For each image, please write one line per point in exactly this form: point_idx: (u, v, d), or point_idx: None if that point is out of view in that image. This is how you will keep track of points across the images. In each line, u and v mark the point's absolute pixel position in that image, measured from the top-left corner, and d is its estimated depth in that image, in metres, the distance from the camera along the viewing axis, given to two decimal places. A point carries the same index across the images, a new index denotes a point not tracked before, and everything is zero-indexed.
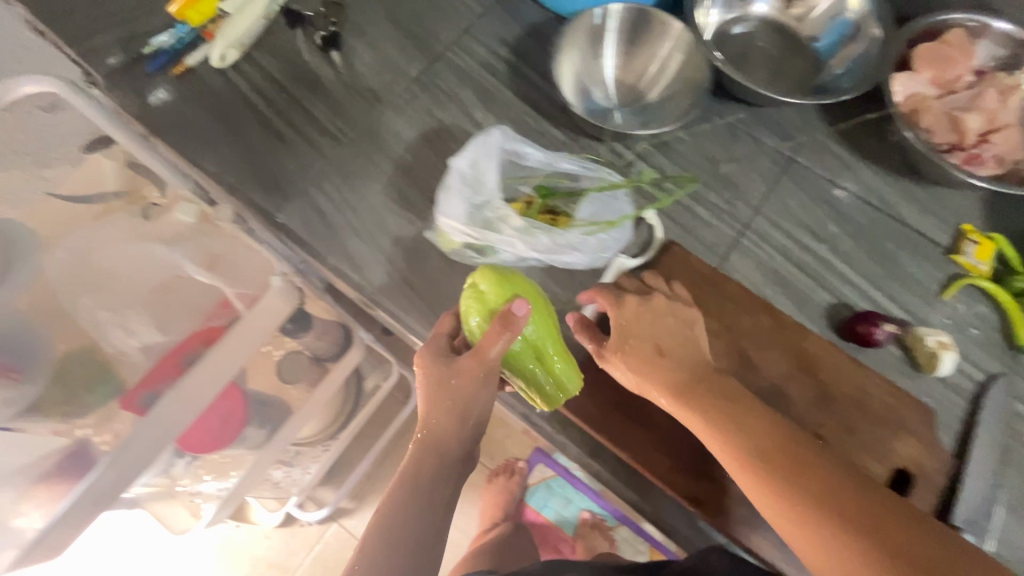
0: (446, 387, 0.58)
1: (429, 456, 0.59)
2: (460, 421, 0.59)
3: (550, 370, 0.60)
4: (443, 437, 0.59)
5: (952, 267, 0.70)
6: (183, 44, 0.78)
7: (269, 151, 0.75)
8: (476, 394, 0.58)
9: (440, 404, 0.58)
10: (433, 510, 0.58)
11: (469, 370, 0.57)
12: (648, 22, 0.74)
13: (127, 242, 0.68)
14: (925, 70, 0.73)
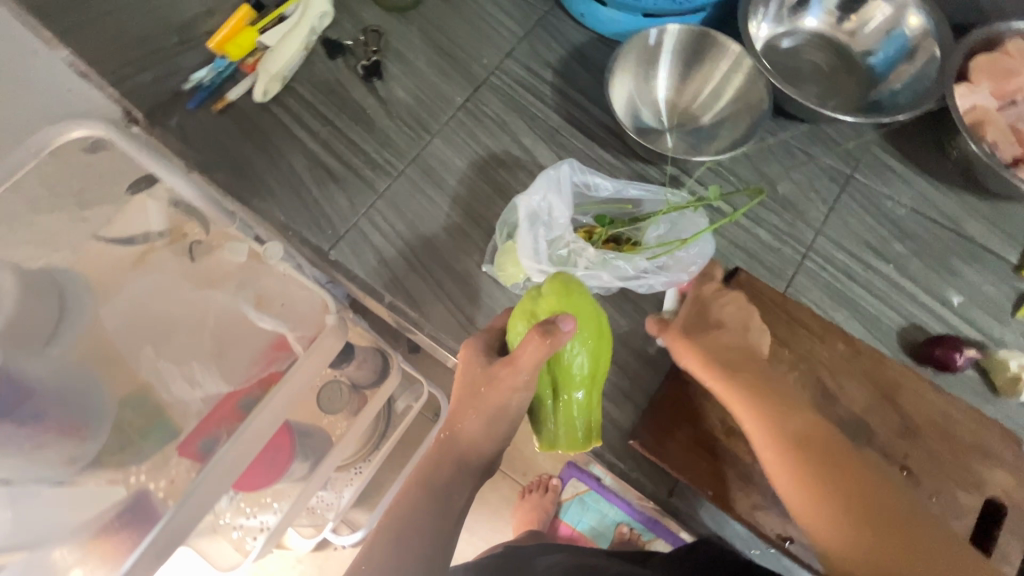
0: (484, 388, 0.51)
1: (448, 457, 0.53)
2: (494, 426, 0.53)
3: (571, 413, 0.54)
4: (469, 438, 0.53)
5: (1022, 284, 0.68)
6: (223, 77, 0.76)
7: (318, 185, 0.73)
8: (513, 399, 0.51)
9: (477, 406, 0.51)
10: (446, 519, 0.51)
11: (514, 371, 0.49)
12: (705, 43, 0.73)
13: (183, 287, 0.67)
14: (987, 81, 0.71)
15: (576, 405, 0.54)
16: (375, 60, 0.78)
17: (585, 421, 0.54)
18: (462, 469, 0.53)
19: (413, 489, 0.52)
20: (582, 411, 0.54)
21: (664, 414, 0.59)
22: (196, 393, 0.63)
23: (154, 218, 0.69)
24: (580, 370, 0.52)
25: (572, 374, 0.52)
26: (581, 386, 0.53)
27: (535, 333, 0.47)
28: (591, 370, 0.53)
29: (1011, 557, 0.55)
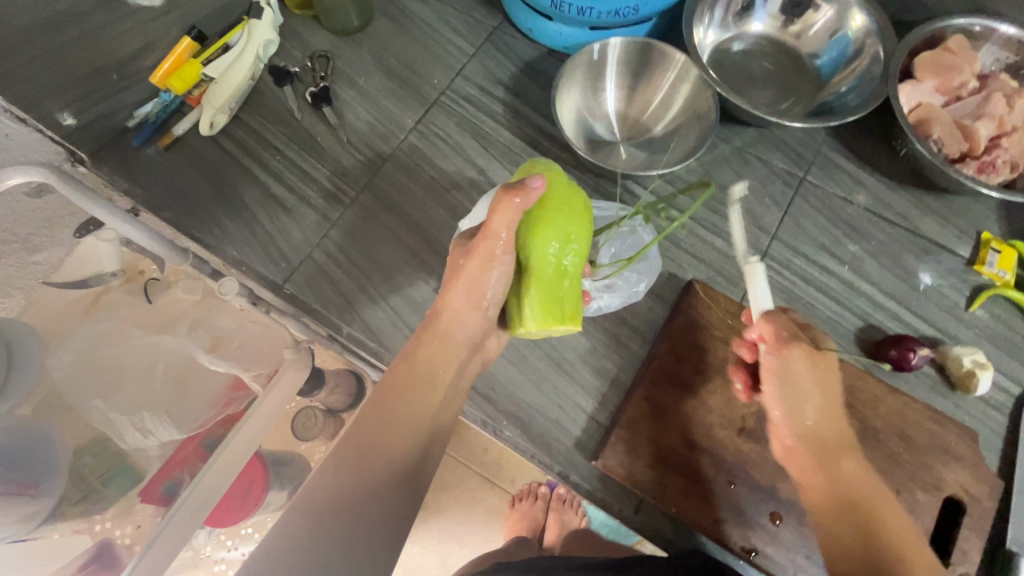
0: (412, 359, 0.54)
1: (383, 426, 0.50)
2: (427, 400, 0.54)
3: (541, 295, 0.54)
4: (402, 408, 0.52)
5: (975, 278, 0.69)
6: (168, 112, 0.77)
7: (271, 218, 0.72)
8: (438, 363, 0.55)
9: (408, 374, 0.53)
10: (375, 488, 0.47)
11: (458, 293, 0.55)
12: (649, 54, 0.72)
13: (134, 329, 0.67)
14: (931, 79, 0.72)
15: (551, 284, 0.54)
16: (323, 86, 0.77)
17: (556, 303, 0.54)
18: (397, 447, 0.50)
19: (345, 458, 0.47)
20: (558, 293, 0.55)
21: (625, 432, 0.59)
22: (148, 441, 0.61)
23: (107, 258, 0.68)
24: (559, 247, 0.54)
25: (543, 242, 0.54)
26: (559, 261, 0.54)
27: (503, 194, 0.51)
28: (568, 253, 0.54)
29: (972, 554, 0.55)
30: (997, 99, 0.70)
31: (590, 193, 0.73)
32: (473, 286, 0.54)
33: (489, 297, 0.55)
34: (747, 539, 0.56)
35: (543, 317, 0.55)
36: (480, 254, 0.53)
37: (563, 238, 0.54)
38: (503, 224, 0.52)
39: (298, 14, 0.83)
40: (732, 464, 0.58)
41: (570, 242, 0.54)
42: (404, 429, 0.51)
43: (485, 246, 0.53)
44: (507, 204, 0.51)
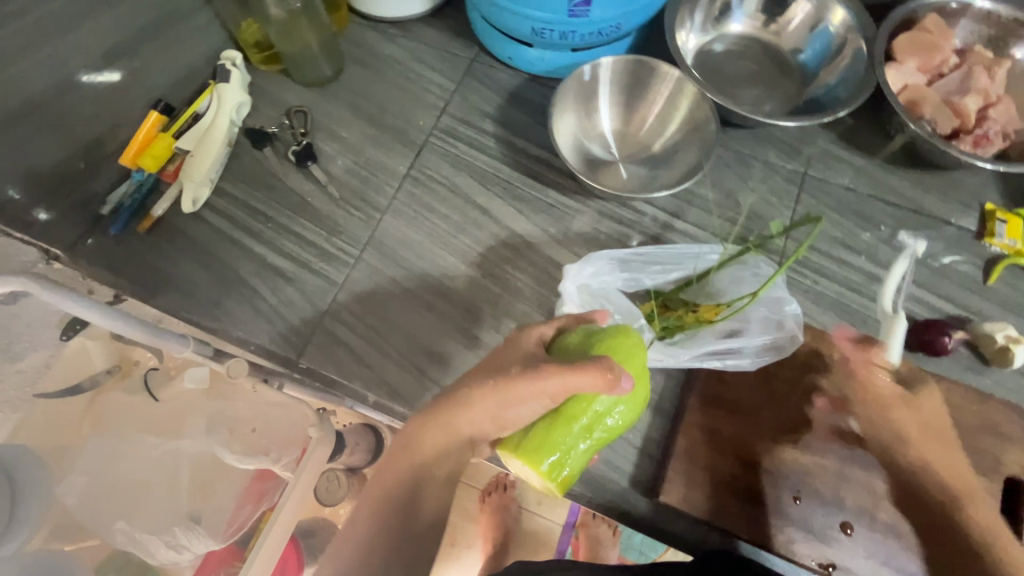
0: (417, 445, 0.46)
1: (386, 504, 0.45)
2: (434, 480, 0.47)
3: (551, 448, 0.48)
4: (405, 491, 0.46)
5: (987, 250, 0.70)
6: (143, 193, 0.71)
7: (273, 290, 0.69)
8: (435, 457, 0.46)
9: (416, 454, 0.46)
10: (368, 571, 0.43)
11: (488, 401, 0.45)
12: (640, 70, 0.72)
13: (147, 436, 0.63)
14: (912, 60, 0.73)
15: (556, 442, 0.48)
16: (306, 143, 0.74)
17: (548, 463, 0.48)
18: (403, 533, 0.45)
19: (350, 530, 0.46)
20: (561, 446, 0.49)
21: (682, 462, 0.58)
22: (184, 556, 0.59)
23: (96, 359, 0.66)
24: (596, 418, 0.50)
25: (586, 412, 0.49)
26: (577, 432, 0.49)
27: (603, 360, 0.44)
28: (600, 416, 0.50)
29: None
30: (978, 72, 0.72)
31: (599, 217, 0.72)
32: (504, 406, 0.45)
33: (513, 419, 0.46)
34: (825, 554, 0.55)
35: (528, 459, 0.48)
36: (526, 372, 0.44)
37: (604, 409, 0.50)
38: (579, 382, 0.43)
39: (265, 69, 0.79)
40: (794, 478, 0.57)
41: (604, 418, 0.50)
42: (410, 514, 0.45)
43: (545, 374, 0.44)
44: (602, 369, 0.43)
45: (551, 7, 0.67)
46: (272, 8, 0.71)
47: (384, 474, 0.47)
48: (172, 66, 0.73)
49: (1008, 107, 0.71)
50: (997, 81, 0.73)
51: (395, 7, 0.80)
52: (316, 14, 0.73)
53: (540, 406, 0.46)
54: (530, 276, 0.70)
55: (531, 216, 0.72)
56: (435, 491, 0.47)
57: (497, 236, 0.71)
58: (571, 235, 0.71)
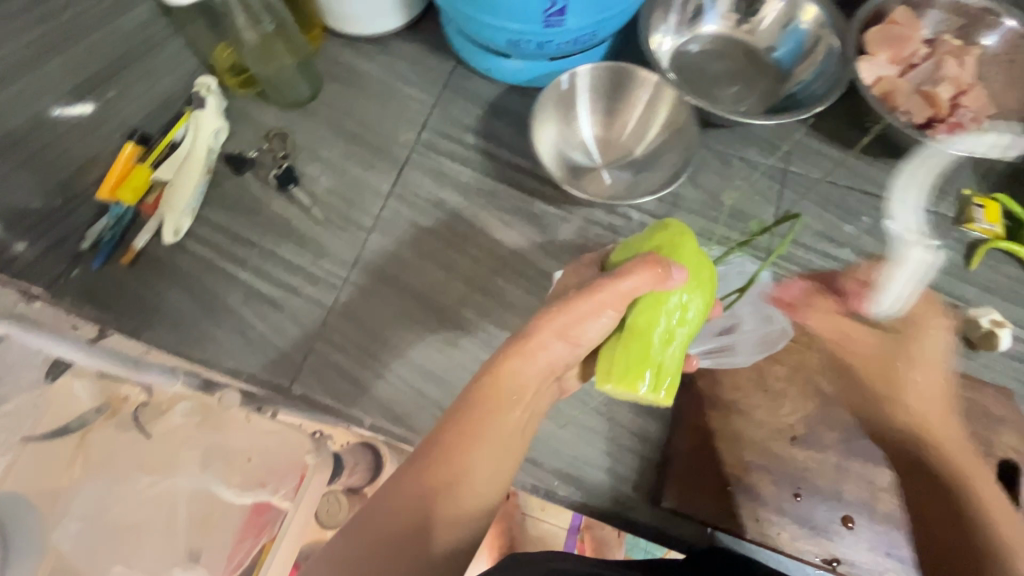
0: (491, 375, 0.46)
1: (436, 466, 0.41)
2: (500, 433, 0.44)
3: (633, 351, 0.50)
4: (461, 449, 0.42)
5: (967, 235, 0.71)
6: (123, 225, 0.70)
7: (262, 316, 0.68)
8: (504, 393, 0.45)
9: (479, 404, 0.44)
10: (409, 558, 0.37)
11: (548, 329, 0.47)
12: (618, 76, 0.72)
13: (140, 476, 0.59)
14: (884, 52, 0.74)
15: (646, 343, 0.50)
16: (287, 166, 0.74)
17: (652, 364, 0.50)
18: (451, 505, 0.40)
19: (387, 510, 0.39)
20: (654, 360, 0.50)
21: (684, 467, 0.58)
22: None
23: None
24: (667, 309, 0.50)
25: (662, 314, 0.50)
26: (655, 329, 0.50)
27: (645, 259, 0.48)
28: (675, 321, 0.51)
29: None
30: (948, 61, 0.73)
31: (586, 223, 0.72)
32: (567, 329, 0.48)
33: (586, 338, 0.49)
34: (829, 548, 0.55)
35: (622, 377, 0.50)
36: (591, 287, 0.48)
37: (677, 303, 0.50)
38: (636, 280, 0.47)
39: (241, 93, 0.78)
40: (793, 474, 0.57)
41: (680, 311, 0.51)
42: (460, 480, 0.41)
43: (601, 285, 0.48)
44: (651, 265, 0.48)
45: (526, 18, 0.67)
46: (244, 31, 0.69)
47: (442, 430, 0.43)
48: (148, 96, 0.72)
49: (979, 94, 0.72)
50: (968, 69, 0.74)
51: (369, 24, 0.79)
52: (292, 35, 0.73)
53: (611, 318, 0.49)
54: (521, 287, 0.69)
55: (518, 227, 0.72)
56: (502, 445, 0.43)
57: (485, 249, 0.71)
58: (560, 243, 0.71)
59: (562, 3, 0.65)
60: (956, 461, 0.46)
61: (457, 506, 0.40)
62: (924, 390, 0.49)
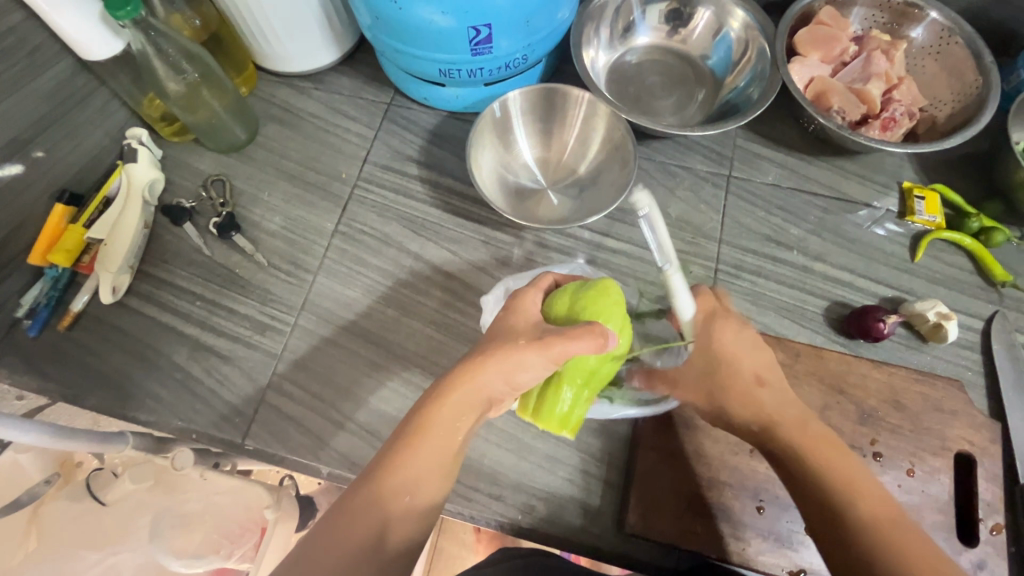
0: (444, 396, 0.46)
1: (388, 477, 0.43)
2: (448, 447, 0.46)
3: (552, 403, 0.53)
4: (411, 459, 0.44)
5: (909, 227, 0.72)
6: (60, 287, 0.68)
7: (210, 371, 0.66)
8: (456, 414, 0.46)
9: (427, 421, 0.46)
10: (370, 555, 0.40)
11: (501, 364, 0.47)
12: (552, 97, 0.72)
13: (86, 553, 0.65)
14: (814, 52, 0.75)
15: (563, 401, 0.53)
16: (227, 214, 0.72)
17: (555, 423, 0.54)
18: (400, 507, 0.43)
19: (351, 514, 0.42)
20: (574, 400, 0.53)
21: (647, 490, 0.57)
22: None
23: (31, 468, 0.63)
24: (593, 370, 0.53)
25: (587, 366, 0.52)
26: (575, 390, 0.53)
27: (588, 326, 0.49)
28: (600, 367, 0.54)
29: (995, 502, 0.56)
30: (877, 57, 0.73)
31: (534, 246, 0.72)
32: (515, 366, 0.47)
33: (524, 382, 0.48)
34: (794, 558, 0.55)
35: (538, 417, 0.54)
36: (538, 343, 0.48)
37: (600, 363, 0.53)
38: (577, 349, 0.49)
39: (177, 140, 0.77)
40: (754, 486, 0.57)
41: (599, 370, 0.54)
42: (410, 489, 0.44)
43: (551, 341, 0.48)
44: (594, 332, 0.49)
45: (454, 48, 0.66)
46: (167, 82, 0.68)
47: (391, 448, 0.45)
48: (75, 154, 0.69)
49: (909, 87, 0.73)
50: (896, 64, 0.75)
51: (303, 61, 0.78)
52: (218, 81, 0.71)
53: (542, 370, 0.49)
54: (473, 318, 0.69)
55: (467, 255, 0.72)
56: (447, 458, 0.46)
57: (434, 281, 0.70)
58: (511, 269, 0.71)
59: (488, 31, 0.64)
60: (837, 474, 0.46)
61: (410, 505, 0.43)
62: (750, 393, 0.52)
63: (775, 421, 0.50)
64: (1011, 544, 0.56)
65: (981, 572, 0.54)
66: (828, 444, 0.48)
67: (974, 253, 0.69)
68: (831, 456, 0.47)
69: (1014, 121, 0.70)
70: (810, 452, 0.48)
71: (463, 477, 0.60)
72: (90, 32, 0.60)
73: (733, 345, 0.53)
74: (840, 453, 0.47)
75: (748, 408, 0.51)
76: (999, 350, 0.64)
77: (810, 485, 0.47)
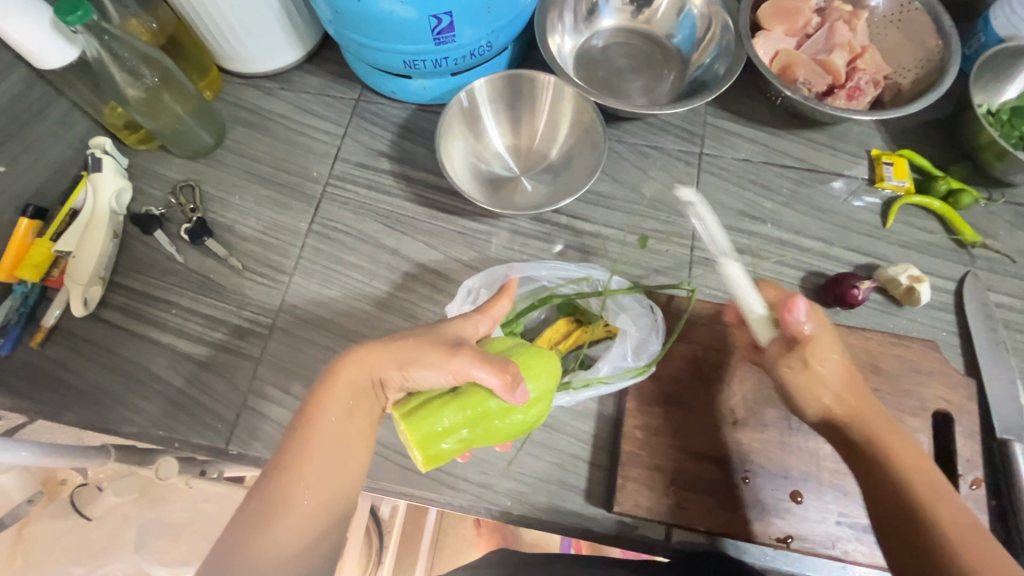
0: (334, 378, 0.47)
1: (302, 461, 0.44)
2: (350, 426, 0.47)
3: (427, 414, 0.49)
4: (315, 442, 0.45)
5: (880, 194, 0.72)
6: (30, 304, 0.66)
7: (188, 378, 0.65)
8: (350, 393, 0.47)
9: (325, 401, 0.47)
10: (314, 530, 0.44)
11: (394, 348, 0.48)
12: (519, 83, 0.72)
13: (71, 567, 0.65)
14: (777, 26, 0.75)
15: (441, 420, 0.48)
16: (198, 220, 0.71)
17: (418, 433, 0.48)
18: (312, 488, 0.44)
19: (270, 503, 0.43)
20: (441, 434, 0.49)
21: (632, 466, 0.58)
22: None
23: (13, 490, 0.66)
24: (490, 414, 0.49)
25: (484, 407, 0.48)
26: (458, 412, 0.48)
27: (502, 364, 0.47)
28: (495, 416, 0.49)
29: (974, 458, 0.57)
30: (840, 27, 0.74)
31: (510, 234, 0.72)
32: (411, 356, 0.48)
33: (419, 378, 0.48)
34: (782, 525, 0.56)
35: (403, 418, 0.49)
36: (446, 348, 0.48)
37: (500, 410, 0.48)
38: (481, 378, 0.47)
39: (144, 148, 0.76)
40: (739, 458, 0.58)
41: (492, 419, 0.49)
42: (320, 470, 0.45)
43: (459, 351, 0.47)
44: (503, 371, 0.47)
45: (416, 39, 0.66)
46: (127, 87, 0.67)
47: (292, 437, 0.46)
48: (36, 168, 0.68)
49: (873, 55, 0.73)
50: (858, 33, 0.75)
51: (266, 60, 0.77)
52: (179, 85, 0.70)
53: (445, 377, 0.48)
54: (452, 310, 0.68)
55: (443, 247, 0.71)
56: (354, 432, 0.47)
57: (412, 276, 0.70)
58: (487, 258, 0.71)
59: (449, 18, 0.64)
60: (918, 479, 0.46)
61: (325, 484, 0.44)
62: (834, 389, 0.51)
63: (862, 420, 0.50)
64: (992, 497, 0.57)
65: None
66: (902, 441, 0.49)
67: (943, 216, 0.70)
68: (911, 454, 0.48)
69: (975, 84, 0.71)
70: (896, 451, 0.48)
71: (451, 468, 0.60)
72: (48, 45, 0.59)
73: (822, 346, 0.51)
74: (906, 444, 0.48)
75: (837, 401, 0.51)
76: (972, 308, 0.65)
77: (886, 478, 0.47)
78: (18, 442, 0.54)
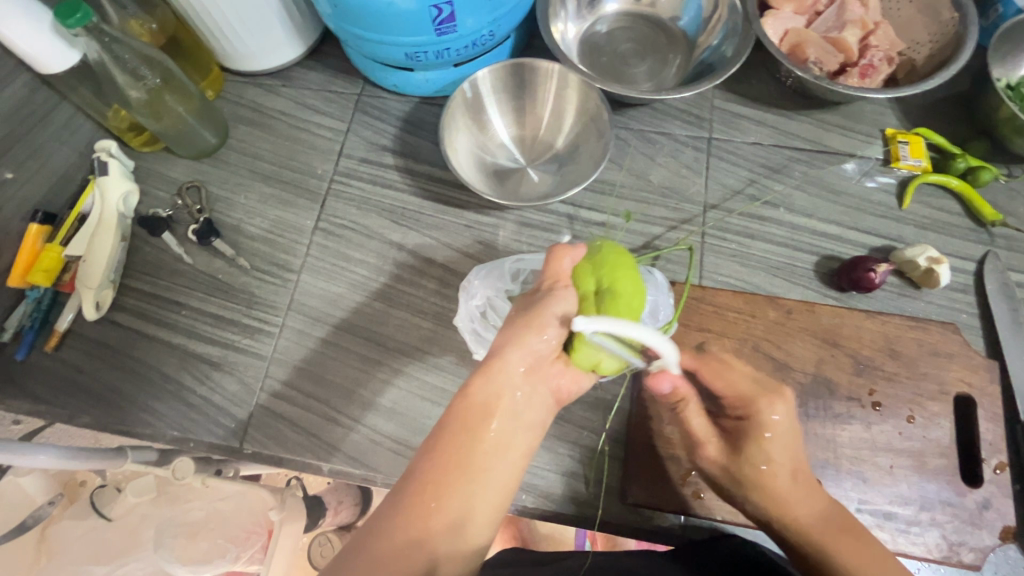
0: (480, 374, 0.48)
1: (443, 469, 0.45)
2: (499, 426, 0.48)
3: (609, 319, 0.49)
4: (462, 441, 0.47)
5: (895, 174, 0.71)
6: (44, 309, 0.67)
7: (201, 378, 0.66)
8: (496, 391, 0.48)
9: (473, 398, 0.48)
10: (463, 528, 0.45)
11: (528, 330, 0.49)
12: (524, 72, 0.71)
13: (92, 567, 0.71)
14: (786, 6, 0.73)
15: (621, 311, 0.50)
16: (205, 220, 0.71)
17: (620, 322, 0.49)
18: (462, 489, 0.45)
19: (421, 501, 0.44)
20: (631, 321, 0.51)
21: (644, 456, 0.58)
22: None
23: (36, 493, 0.69)
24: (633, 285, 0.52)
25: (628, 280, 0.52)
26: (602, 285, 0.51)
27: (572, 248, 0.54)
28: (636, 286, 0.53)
29: (997, 442, 0.56)
30: (851, 4, 0.72)
31: (518, 224, 0.71)
32: (539, 320, 0.49)
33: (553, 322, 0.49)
34: None
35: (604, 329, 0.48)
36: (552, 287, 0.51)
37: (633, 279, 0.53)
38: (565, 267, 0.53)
39: (149, 150, 0.76)
40: None
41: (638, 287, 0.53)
42: (469, 471, 0.46)
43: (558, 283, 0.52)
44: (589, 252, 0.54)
45: (417, 30, 0.64)
46: (130, 90, 0.66)
47: (441, 432, 0.47)
48: (44, 173, 0.68)
49: (886, 31, 0.71)
50: (871, 8, 0.73)
51: (266, 58, 0.77)
52: (182, 86, 0.69)
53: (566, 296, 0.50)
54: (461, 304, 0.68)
55: (449, 240, 0.71)
56: (499, 435, 0.48)
57: (420, 271, 0.70)
58: (494, 250, 0.70)
59: (450, 8, 0.62)
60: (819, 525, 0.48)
61: (468, 481, 0.46)
62: (771, 482, 0.50)
63: (797, 514, 0.49)
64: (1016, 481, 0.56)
65: (986, 512, 0.54)
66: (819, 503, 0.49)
67: (962, 195, 0.68)
68: (861, 555, 0.46)
69: (994, 58, 0.69)
70: (839, 552, 0.46)
71: None
72: (45, 44, 0.58)
73: (768, 439, 0.50)
74: (828, 516, 0.48)
75: (769, 503, 0.50)
76: (993, 289, 0.63)
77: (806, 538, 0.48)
78: (38, 445, 0.54)
